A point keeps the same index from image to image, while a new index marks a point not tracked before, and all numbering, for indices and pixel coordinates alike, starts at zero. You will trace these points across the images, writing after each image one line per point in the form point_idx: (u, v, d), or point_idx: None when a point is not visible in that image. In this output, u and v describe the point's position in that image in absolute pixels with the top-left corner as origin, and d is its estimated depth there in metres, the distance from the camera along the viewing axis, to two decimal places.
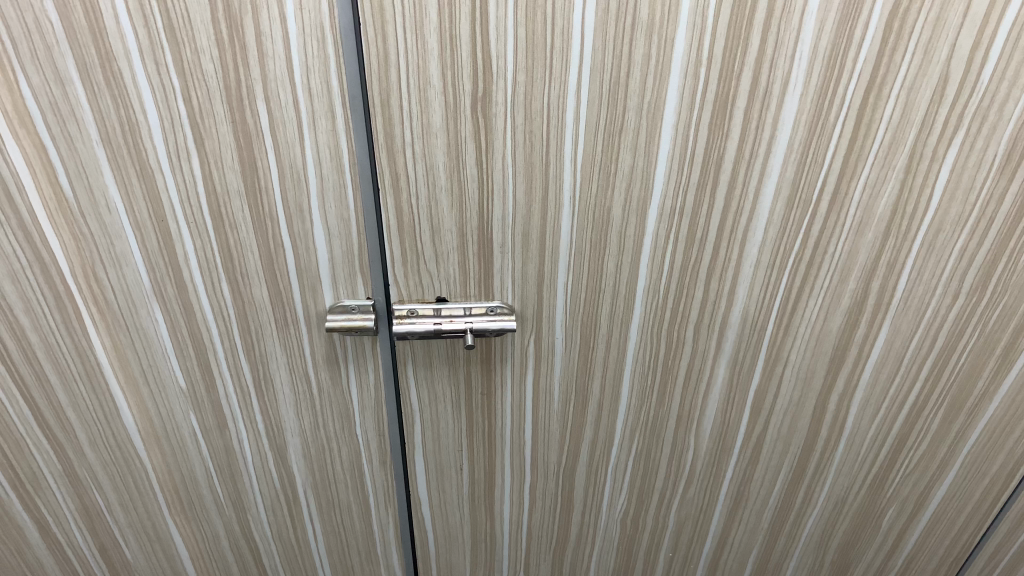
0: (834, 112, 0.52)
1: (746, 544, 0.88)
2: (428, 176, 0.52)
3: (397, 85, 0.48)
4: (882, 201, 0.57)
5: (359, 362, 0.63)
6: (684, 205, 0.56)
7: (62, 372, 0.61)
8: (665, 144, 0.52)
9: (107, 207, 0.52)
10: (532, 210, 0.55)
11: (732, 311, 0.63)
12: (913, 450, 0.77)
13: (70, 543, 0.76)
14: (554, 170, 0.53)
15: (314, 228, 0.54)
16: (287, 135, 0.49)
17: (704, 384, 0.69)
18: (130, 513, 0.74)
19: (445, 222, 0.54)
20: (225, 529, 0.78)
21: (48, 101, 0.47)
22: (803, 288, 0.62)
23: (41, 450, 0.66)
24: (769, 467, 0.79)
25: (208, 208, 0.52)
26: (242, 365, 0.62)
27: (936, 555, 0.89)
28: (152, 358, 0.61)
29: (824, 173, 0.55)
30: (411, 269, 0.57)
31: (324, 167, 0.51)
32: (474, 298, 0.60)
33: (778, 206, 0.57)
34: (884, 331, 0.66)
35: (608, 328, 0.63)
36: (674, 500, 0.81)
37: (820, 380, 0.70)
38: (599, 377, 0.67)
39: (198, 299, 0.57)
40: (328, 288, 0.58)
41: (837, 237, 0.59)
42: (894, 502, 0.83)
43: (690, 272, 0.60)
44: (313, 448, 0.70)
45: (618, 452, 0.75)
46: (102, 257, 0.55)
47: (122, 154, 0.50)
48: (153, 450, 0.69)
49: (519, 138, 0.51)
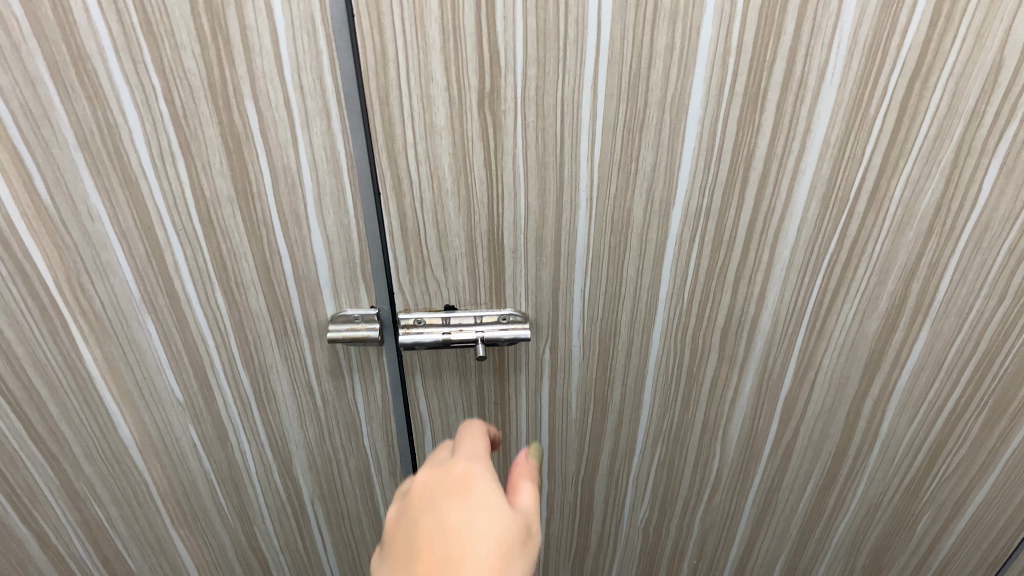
0: (875, 102, 0.47)
1: (775, 549, 0.85)
2: (432, 178, 0.48)
3: (396, 83, 0.44)
4: (924, 198, 0.52)
5: (365, 373, 0.60)
6: (710, 205, 0.51)
7: (54, 387, 0.58)
8: (690, 140, 0.48)
9: (90, 214, 0.48)
10: (546, 213, 0.51)
11: (762, 315, 0.59)
12: (952, 455, 0.72)
13: (72, 555, 0.74)
14: (569, 170, 0.49)
15: (312, 234, 0.50)
16: (279, 136, 0.45)
17: (731, 389, 0.65)
18: (132, 525, 0.72)
19: (452, 226, 0.51)
20: (232, 541, 0.75)
21: (19, 104, 0.43)
22: (838, 290, 0.58)
23: (36, 464, 0.64)
24: (798, 472, 0.75)
25: (198, 215, 0.49)
26: (241, 375, 0.59)
27: (972, 559, 0.84)
28: (146, 371, 0.58)
29: (863, 169, 0.50)
30: (417, 276, 0.53)
31: (320, 170, 0.47)
32: (485, 306, 0.56)
33: (813, 204, 0.52)
34: (923, 333, 0.61)
35: (629, 333, 0.59)
36: (699, 507, 0.78)
37: (855, 385, 0.66)
38: (619, 382, 0.63)
39: (191, 310, 0.54)
40: (329, 297, 0.54)
41: (875, 236, 0.54)
42: (930, 506, 0.78)
43: (717, 275, 0.56)
44: (320, 458, 0.67)
45: (640, 458, 0.71)
46: (88, 268, 0.51)
47: (101, 159, 0.46)
48: (152, 463, 0.66)
49: (530, 135, 0.47)
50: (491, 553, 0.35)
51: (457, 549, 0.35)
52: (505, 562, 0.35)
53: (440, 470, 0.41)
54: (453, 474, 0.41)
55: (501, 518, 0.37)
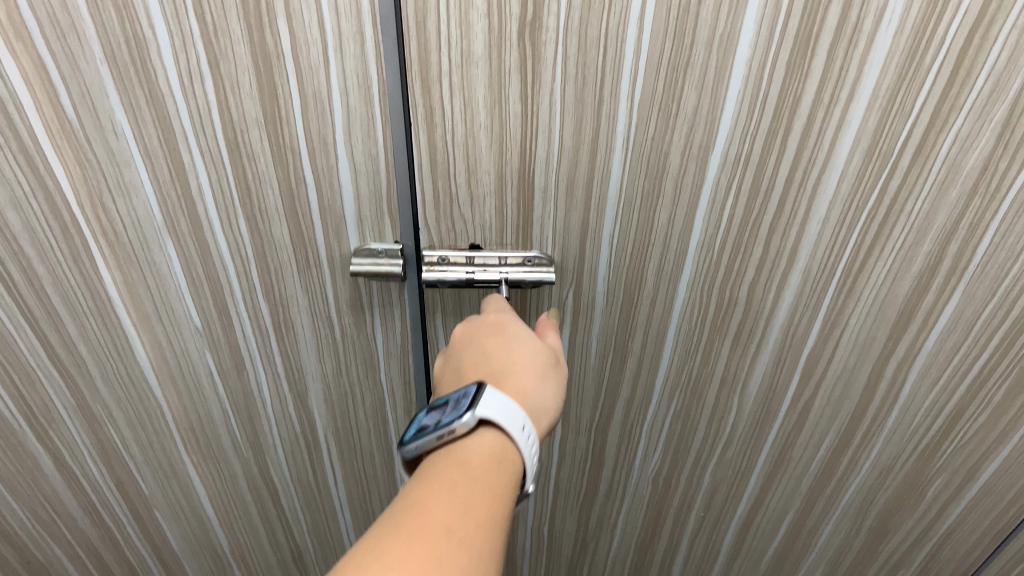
0: (931, 53, 0.45)
1: (783, 507, 0.85)
2: (465, 111, 0.47)
3: (435, 7, 0.42)
4: (971, 156, 0.50)
5: (385, 310, 0.59)
6: (750, 152, 0.50)
7: (72, 307, 0.58)
8: (735, 83, 0.46)
9: (114, 131, 0.47)
10: (580, 153, 0.50)
11: (793, 271, 0.58)
12: (970, 423, 0.70)
13: (86, 476, 0.75)
14: (607, 109, 0.47)
15: (339, 164, 0.49)
16: (310, 59, 0.44)
17: (754, 344, 0.64)
18: (146, 450, 0.72)
19: (483, 162, 0.49)
20: (244, 470, 0.76)
21: (45, 12, 0.42)
22: (872, 250, 0.56)
23: (53, 383, 0.64)
24: (814, 432, 0.74)
25: (224, 138, 0.47)
26: (261, 305, 0.58)
27: (977, 529, 0.83)
28: (165, 295, 0.58)
29: (910, 123, 0.48)
30: (444, 213, 0.52)
31: (351, 96, 0.46)
32: (511, 247, 0.55)
33: (855, 157, 0.50)
34: (954, 299, 0.59)
35: (655, 282, 0.58)
36: (711, 459, 0.78)
37: (879, 347, 0.64)
38: (642, 331, 0.63)
39: (213, 236, 0.53)
40: (353, 230, 0.53)
41: (916, 194, 0.52)
42: (942, 474, 0.77)
43: (750, 227, 0.55)
44: (335, 392, 0.67)
45: (656, 408, 0.71)
46: (110, 186, 0.50)
47: (128, 74, 0.45)
48: (168, 389, 0.66)
49: (570, 69, 0.45)
50: (532, 369, 0.49)
51: (503, 365, 0.48)
52: (541, 374, 0.49)
53: (478, 321, 0.53)
54: (487, 321, 0.52)
55: (538, 343, 0.51)
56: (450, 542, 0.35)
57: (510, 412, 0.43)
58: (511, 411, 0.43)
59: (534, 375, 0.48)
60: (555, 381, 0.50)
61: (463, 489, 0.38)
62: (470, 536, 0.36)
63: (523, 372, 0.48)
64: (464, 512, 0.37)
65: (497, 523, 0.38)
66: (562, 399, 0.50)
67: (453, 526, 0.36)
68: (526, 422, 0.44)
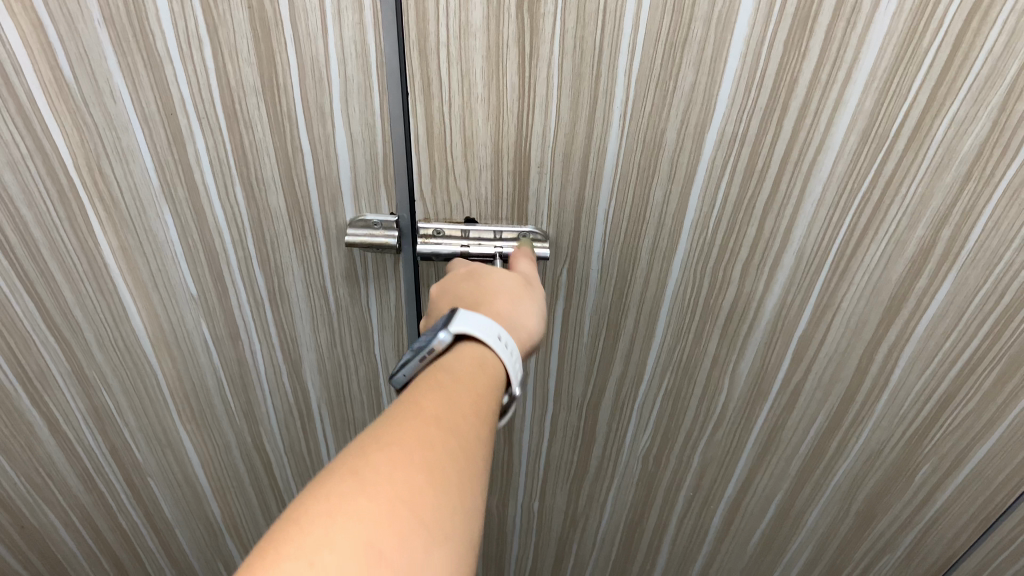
0: (929, 36, 0.45)
1: (772, 488, 0.85)
2: (463, 82, 0.47)
3: None
4: (966, 141, 0.50)
5: (380, 281, 0.59)
6: (746, 131, 0.50)
7: (68, 272, 0.58)
8: (733, 61, 0.46)
9: (112, 95, 0.47)
10: (577, 128, 0.50)
11: (786, 252, 0.58)
12: (959, 409, 0.71)
13: (80, 441, 0.75)
14: (604, 84, 0.47)
15: (336, 133, 0.49)
16: (308, 26, 0.44)
17: (746, 325, 0.65)
18: (140, 416, 0.73)
19: (480, 135, 0.50)
20: (237, 439, 0.77)
21: None
22: (866, 232, 0.56)
23: (49, 347, 0.64)
24: (804, 414, 0.75)
25: (221, 104, 0.48)
26: (256, 275, 0.59)
27: (964, 513, 0.84)
28: (161, 262, 0.58)
29: (907, 106, 0.48)
30: (439, 184, 0.52)
31: (348, 65, 0.46)
32: (506, 222, 0.56)
33: (851, 139, 0.50)
34: (946, 283, 0.59)
35: (649, 260, 0.59)
36: (701, 439, 0.79)
37: (870, 331, 0.65)
38: (635, 309, 0.63)
39: (210, 203, 0.53)
40: (349, 200, 0.53)
41: (911, 177, 0.52)
42: (930, 459, 0.77)
43: (745, 207, 0.55)
44: (329, 364, 0.67)
45: (647, 387, 0.72)
46: (107, 151, 0.50)
47: (126, 38, 0.45)
48: (163, 356, 0.67)
49: (568, 43, 0.45)
50: (505, 297, 0.49)
51: (477, 297, 0.49)
52: (514, 300, 0.49)
53: (452, 272, 0.54)
54: (459, 271, 0.53)
55: (511, 276, 0.52)
56: (441, 428, 0.37)
57: (484, 325, 0.45)
58: (485, 324, 0.45)
59: (509, 299, 0.49)
60: (532, 305, 0.50)
61: (450, 385, 0.41)
62: (460, 425, 0.39)
63: (498, 299, 0.49)
64: (453, 404, 0.40)
65: (484, 413, 0.41)
66: (542, 321, 0.50)
67: (444, 416, 0.39)
68: (502, 333, 0.46)
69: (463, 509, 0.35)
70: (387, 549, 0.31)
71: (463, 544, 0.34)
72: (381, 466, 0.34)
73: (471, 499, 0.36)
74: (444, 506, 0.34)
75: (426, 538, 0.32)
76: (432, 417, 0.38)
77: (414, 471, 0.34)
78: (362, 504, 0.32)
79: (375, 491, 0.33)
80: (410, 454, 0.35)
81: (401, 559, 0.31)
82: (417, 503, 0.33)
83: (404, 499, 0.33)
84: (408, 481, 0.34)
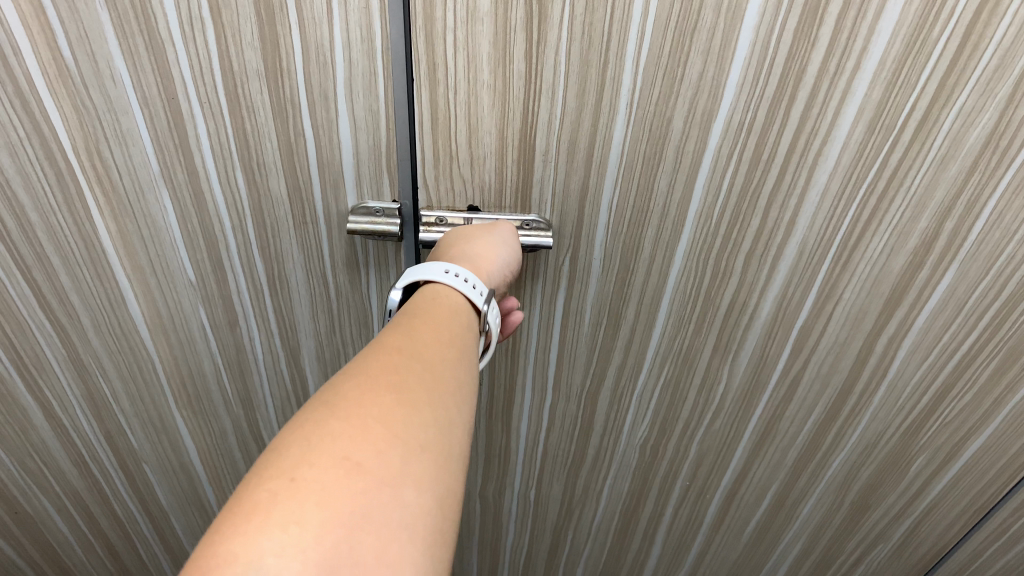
0: (938, 26, 0.45)
1: (768, 478, 0.86)
2: (468, 68, 0.46)
3: None
4: (972, 133, 0.50)
5: (381, 269, 0.59)
6: (753, 121, 0.50)
7: (65, 257, 0.57)
8: (742, 49, 0.46)
9: (112, 77, 0.47)
10: (582, 116, 0.49)
11: (789, 243, 0.58)
12: (955, 401, 0.71)
13: (75, 428, 0.74)
14: (611, 72, 0.47)
15: (339, 118, 0.49)
16: (313, 9, 0.43)
17: (747, 316, 0.65)
18: (136, 403, 0.72)
19: (485, 122, 0.49)
20: (234, 426, 0.76)
21: None
22: (870, 223, 0.56)
23: (45, 332, 0.64)
24: (802, 404, 0.75)
25: (223, 88, 0.47)
26: (256, 261, 0.58)
27: (957, 505, 0.84)
28: (159, 247, 0.57)
29: (914, 97, 0.48)
30: (443, 172, 0.52)
31: (353, 50, 0.45)
32: (509, 210, 0.55)
33: (857, 130, 0.50)
34: (948, 275, 0.59)
35: (651, 250, 0.58)
36: (699, 429, 0.79)
37: (870, 322, 0.65)
38: (636, 299, 0.63)
39: (210, 188, 0.53)
40: (351, 187, 0.53)
41: (915, 169, 0.52)
42: (926, 450, 0.78)
43: (749, 197, 0.55)
44: (328, 351, 0.67)
45: (646, 377, 0.72)
46: (107, 134, 0.50)
47: (128, 19, 0.44)
48: (160, 342, 0.66)
49: (576, 30, 0.45)
50: (459, 243, 0.52)
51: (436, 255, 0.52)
52: (467, 240, 0.52)
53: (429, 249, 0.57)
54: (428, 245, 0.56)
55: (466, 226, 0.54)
56: (406, 361, 0.40)
57: (432, 270, 0.48)
58: (433, 268, 0.49)
59: (462, 241, 0.52)
60: (487, 238, 0.52)
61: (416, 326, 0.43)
62: (423, 358, 0.41)
63: (452, 248, 0.52)
64: (417, 340, 0.42)
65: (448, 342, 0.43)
66: (502, 246, 0.52)
67: (408, 353, 0.41)
68: (450, 266, 0.49)
69: (437, 424, 0.38)
70: (363, 461, 0.33)
71: (439, 450, 0.37)
72: (349, 398, 0.37)
73: (442, 414, 0.39)
74: (415, 421, 0.37)
75: (399, 448, 0.35)
76: (398, 351, 0.41)
77: (381, 398, 0.37)
78: (335, 428, 0.34)
79: (346, 417, 0.35)
80: (376, 384, 0.38)
81: (378, 468, 0.33)
82: (388, 419, 0.36)
83: (372, 419, 0.35)
84: (376, 404, 0.36)
